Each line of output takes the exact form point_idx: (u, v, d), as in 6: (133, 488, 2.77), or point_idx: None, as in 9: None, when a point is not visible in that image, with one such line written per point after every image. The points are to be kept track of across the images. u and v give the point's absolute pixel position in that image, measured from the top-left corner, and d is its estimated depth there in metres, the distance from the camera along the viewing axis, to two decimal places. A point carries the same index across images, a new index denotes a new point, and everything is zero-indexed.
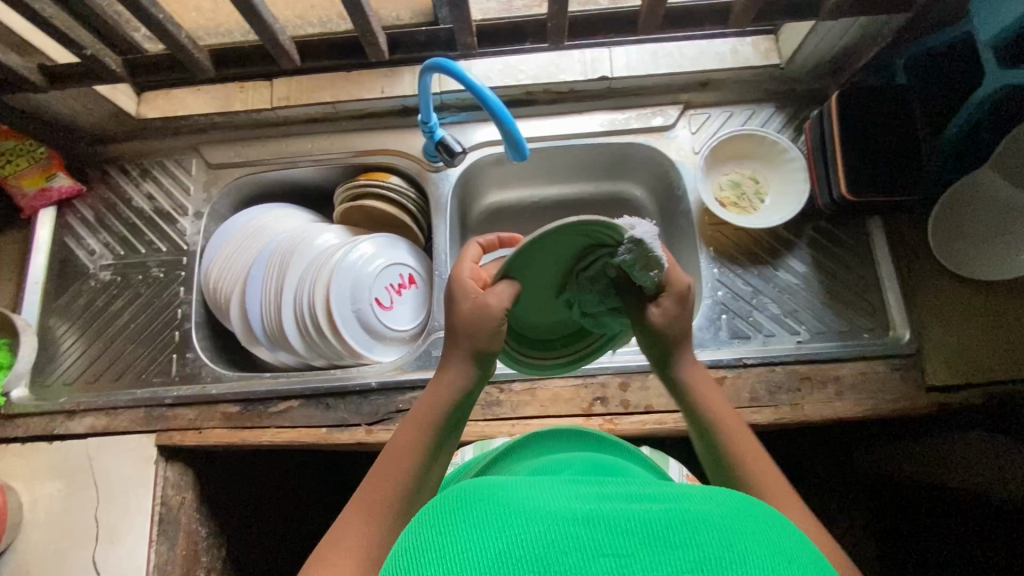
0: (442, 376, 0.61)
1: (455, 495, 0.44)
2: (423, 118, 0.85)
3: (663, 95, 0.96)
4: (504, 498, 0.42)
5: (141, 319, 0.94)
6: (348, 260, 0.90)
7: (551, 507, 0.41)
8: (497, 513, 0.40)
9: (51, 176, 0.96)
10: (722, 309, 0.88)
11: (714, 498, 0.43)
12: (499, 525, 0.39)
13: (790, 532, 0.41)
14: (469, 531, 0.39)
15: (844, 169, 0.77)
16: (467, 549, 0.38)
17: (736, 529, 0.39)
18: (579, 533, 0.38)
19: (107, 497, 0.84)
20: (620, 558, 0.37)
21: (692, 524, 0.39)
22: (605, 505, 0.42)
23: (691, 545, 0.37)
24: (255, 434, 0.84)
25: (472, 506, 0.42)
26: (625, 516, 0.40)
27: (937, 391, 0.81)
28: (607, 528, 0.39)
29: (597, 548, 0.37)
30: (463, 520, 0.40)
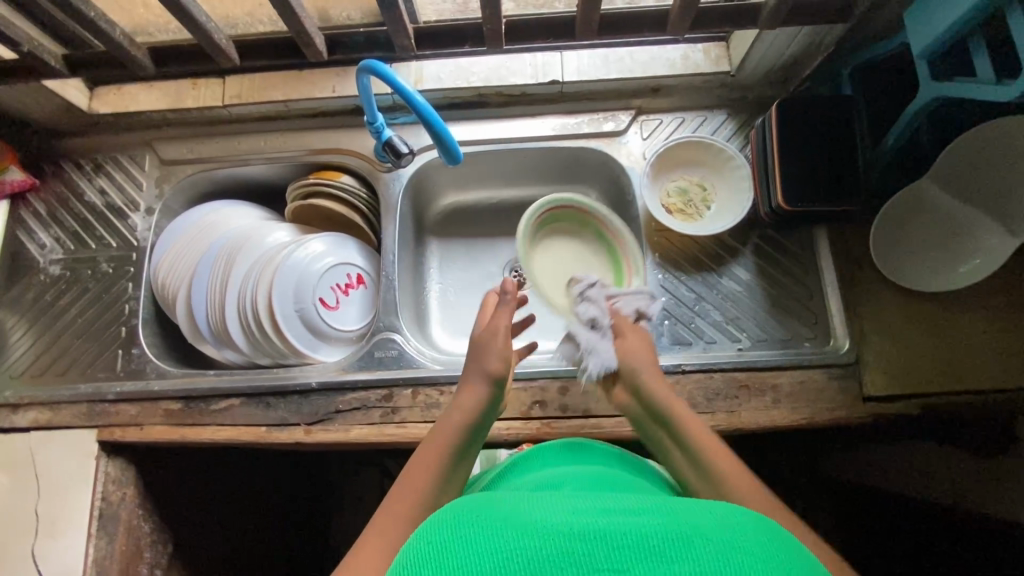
0: (465, 396, 0.68)
1: (455, 508, 0.45)
2: (369, 118, 0.85)
3: (615, 100, 0.96)
4: (498, 513, 0.43)
5: (89, 315, 0.94)
6: (294, 258, 0.90)
7: (547, 520, 0.41)
8: (494, 528, 0.41)
9: (4, 169, 0.95)
10: (665, 315, 0.88)
11: (716, 513, 0.44)
12: (498, 540, 0.40)
13: (788, 543, 0.42)
14: (467, 548, 0.40)
15: (781, 179, 0.76)
16: (465, 565, 0.38)
17: (734, 544, 0.40)
18: (575, 548, 0.39)
19: (47, 492, 0.84)
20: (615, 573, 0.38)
21: (689, 539, 0.39)
22: (606, 517, 0.42)
23: (687, 559, 0.38)
24: (195, 432, 0.85)
25: (469, 522, 0.42)
26: (623, 529, 0.40)
27: (874, 402, 0.82)
28: (603, 541, 0.39)
29: (593, 563, 0.38)
30: (460, 536, 0.41)
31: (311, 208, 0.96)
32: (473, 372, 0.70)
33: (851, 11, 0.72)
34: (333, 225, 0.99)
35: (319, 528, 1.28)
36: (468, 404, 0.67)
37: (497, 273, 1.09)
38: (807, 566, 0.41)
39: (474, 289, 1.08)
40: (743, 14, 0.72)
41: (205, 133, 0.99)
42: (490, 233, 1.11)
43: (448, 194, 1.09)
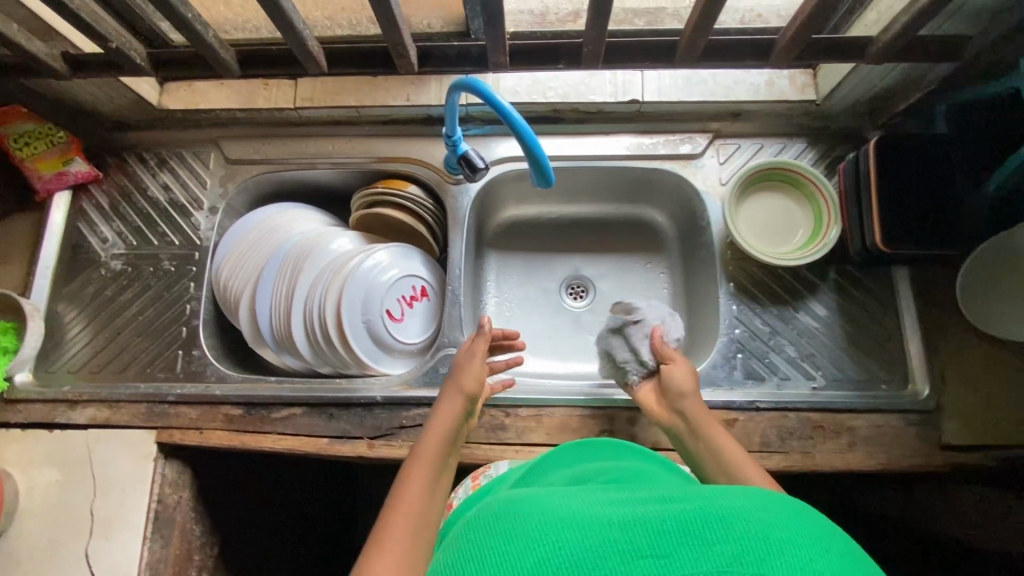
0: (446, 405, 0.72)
1: (486, 517, 0.44)
2: (447, 132, 0.83)
3: (693, 122, 0.94)
4: (531, 512, 0.42)
5: (149, 313, 0.93)
6: (362, 268, 0.89)
7: (579, 514, 0.41)
8: (529, 528, 0.40)
9: (69, 160, 0.94)
10: (738, 348, 0.86)
11: (743, 491, 0.43)
12: (532, 534, 0.39)
13: (826, 526, 0.40)
14: (504, 548, 0.39)
15: (878, 217, 0.75)
16: (503, 558, 0.38)
17: (772, 519, 0.39)
18: (613, 537, 0.38)
19: (103, 491, 0.83)
20: (659, 559, 0.36)
21: (726, 517, 0.38)
22: (637, 507, 0.41)
23: (728, 539, 0.37)
24: (256, 440, 0.84)
25: (499, 523, 0.42)
26: (661, 515, 0.39)
27: (952, 450, 0.80)
28: (643, 526, 0.38)
29: (634, 550, 0.37)
30: (496, 537, 0.40)
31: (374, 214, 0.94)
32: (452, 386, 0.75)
33: (966, 49, 0.70)
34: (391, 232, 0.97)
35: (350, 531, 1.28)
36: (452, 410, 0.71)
37: (554, 289, 1.07)
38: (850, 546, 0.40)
39: (531, 306, 1.06)
40: (853, 47, 0.70)
41: (272, 134, 0.98)
42: (549, 248, 1.09)
43: (509, 207, 1.08)
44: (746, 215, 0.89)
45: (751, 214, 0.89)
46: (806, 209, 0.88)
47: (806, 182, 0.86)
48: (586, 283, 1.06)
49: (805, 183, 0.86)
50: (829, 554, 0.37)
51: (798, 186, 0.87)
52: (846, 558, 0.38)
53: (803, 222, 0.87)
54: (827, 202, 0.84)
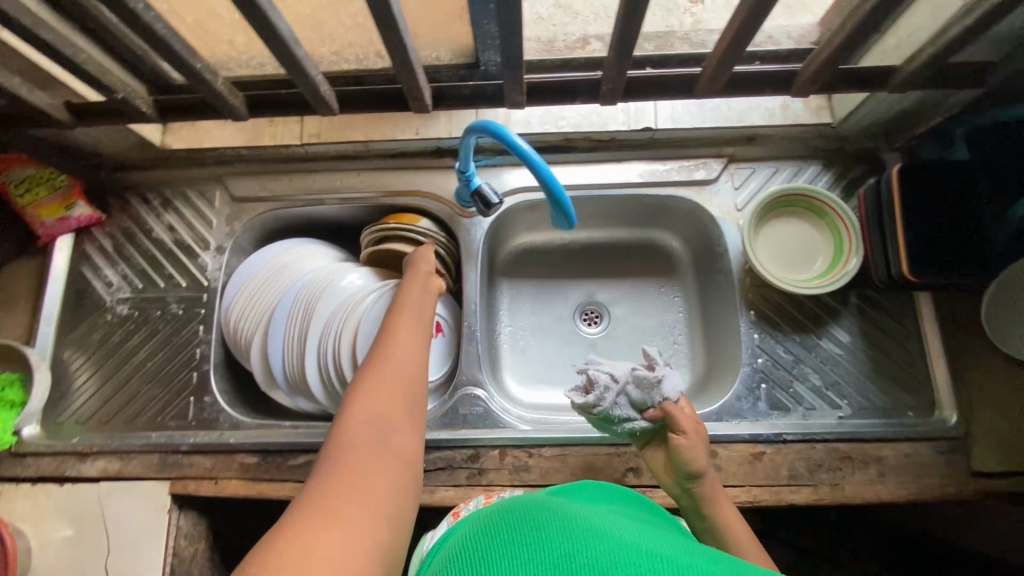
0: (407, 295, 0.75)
1: (531, 506, 0.47)
2: (461, 167, 0.82)
3: (707, 147, 0.92)
4: (572, 521, 0.43)
5: (158, 358, 0.91)
6: (376, 307, 0.87)
7: (614, 533, 0.43)
8: (566, 528, 0.42)
9: (71, 204, 0.92)
10: (761, 378, 0.85)
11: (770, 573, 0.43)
12: (565, 538, 0.41)
13: None
14: (538, 536, 0.42)
15: (905, 245, 0.74)
16: (527, 553, 0.40)
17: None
18: (639, 559, 0.39)
19: (118, 546, 0.81)
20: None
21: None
22: (667, 547, 0.43)
23: None
24: (274, 488, 0.82)
25: (535, 523, 0.44)
26: (689, 561, 0.40)
27: (983, 477, 0.78)
28: (670, 563, 0.39)
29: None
30: (532, 526, 0.43)
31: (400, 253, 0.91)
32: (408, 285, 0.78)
33: (990, 76, 0.69)
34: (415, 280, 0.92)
35: None
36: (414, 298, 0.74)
37: (568, 316, 1.05)
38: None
39: (545, 335, 1.04)
40: (875, 77, 0.69)
41: (278, 170, 0.96)
42: (561, 274, 1.07)
43: (520, 235, 1.06)
44: (765, 240, 0.88)
45: (770, 238, 0.88)
46: (824, 233, 0.86)
47: (828, 209, 0.84)
48: (600, 309, 1.05)
49: (827, 210, 0.84)
50: None
51: (818, 211, 0.86)
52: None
53: (824, 248, 0.86)
54: (851, 230, 0.82)
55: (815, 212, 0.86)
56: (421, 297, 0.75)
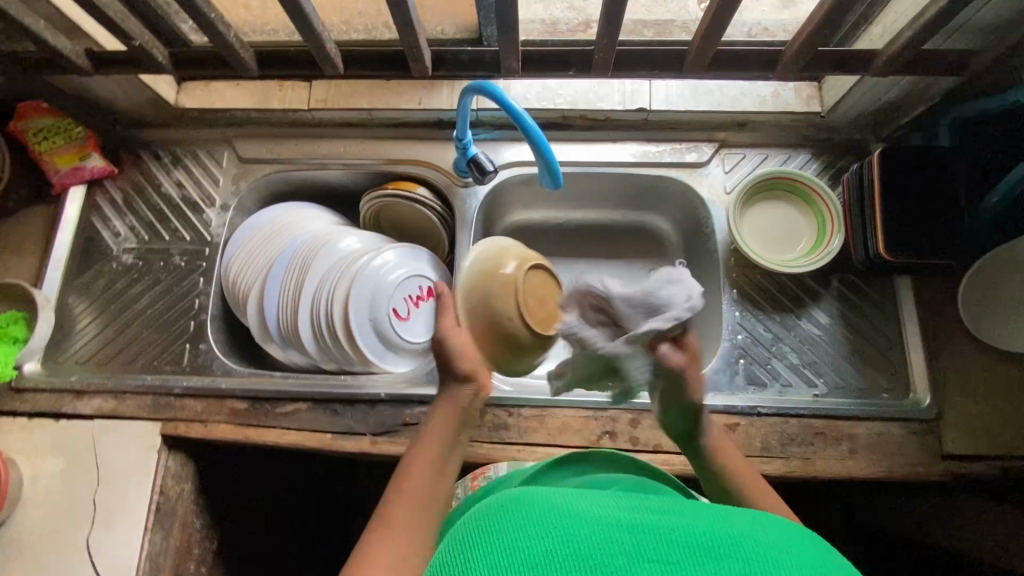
0: (433, 428, 0.61)
1: (502, 499, 0.46)
2: (458, 135, 0.85)
3: (700, 132, 0.95)
4: (544, 504, 0.43)
5: (158, 306, 0.94)
6: (369, 267, 0.90)
7: (588, 512, 0.42)
8: (537, 517, 0.42)
9: (86, 155, 0.96)
10: (740, 354, 0.87)
11: (751, 515, 0.45)
12: (545, 527, 0.41)
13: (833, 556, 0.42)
14: (515, 536, 0.40)
15: (882, 225, 0.76)
16: (509, 555, 0.39)
17: (780, 546, 0.40)
18: (619, 538, 0.40)
19: (107, 481, 0.84)
20: (665, 564, 0.38)
21: (732, 538, 0.40)
22: (643, 514, 0.43)
23: (736, 557, 0.38)
24: (260, 433, 0.84)
25: (511, 512, 0.43)
26: (668, 526, 0.41)
27: (954, 460, 0.80)
28: (650, 533, 0.40)
29: (641, 552, 0.38)
30: (507, 522, 0.42)
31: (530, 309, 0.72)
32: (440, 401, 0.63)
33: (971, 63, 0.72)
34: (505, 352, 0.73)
35: None
36: (443, 431, 0.61)
37: None
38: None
39: None
40: (859, 60, 0.71)
41: (285, 135, 1.00)
42: (555, 253, 1.09)
43: (515, 212, 1.07)
44: (750, 222, 0.91)
45: (754, 219, 0.90)
46: (808, 218, 0.89)
47: (814, 192, 0.87)
48: None
49: (813, 194, 0.87)
50: None
51: (803, 195, 0.88)
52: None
53: (807, 231, 0.89)
54: (834, 214, 0.85)
55: (801, 195, 0.89)
56: (455, 431, 0.61)
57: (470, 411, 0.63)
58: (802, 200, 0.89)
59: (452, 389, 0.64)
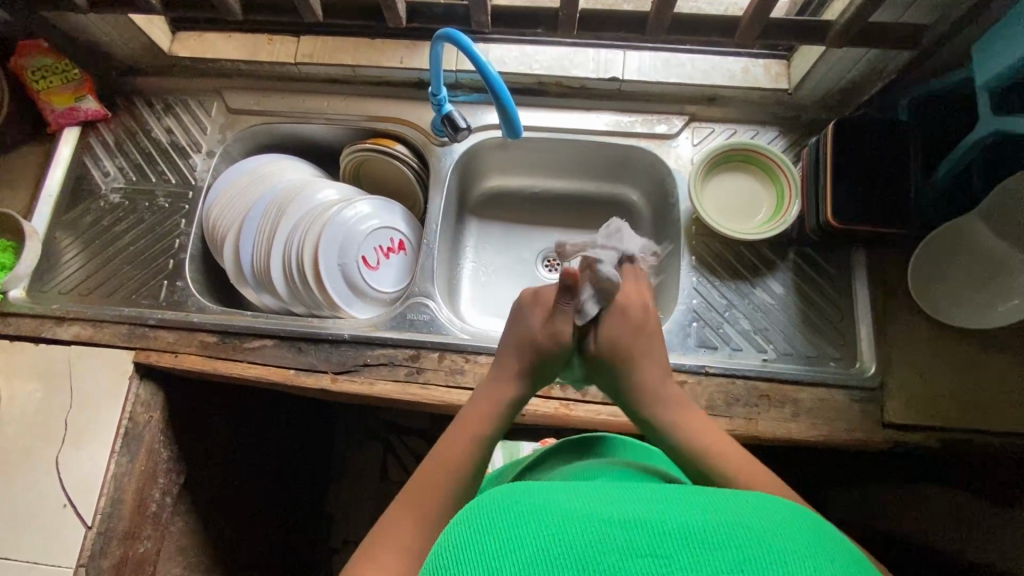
0: (474, 412, 0.66)
1: (494, 496, 0.43)
2: (432, 91, 0.89)
3: (671, 105, 0.98)
4: (531, 501, 0.41)
5: (141, 243, 0.98)
6: (343, 216, 0.94)
7: (579, 509, 0.40)
8: (525, 516, 0.39)
9: (81, 97, 0.99)
10: (694, 317, 0.89)
11: (748, 500, 0.42)
12: (533, 526, 0.38)
13: (835, 541, 0.40)
14: (503, 536, 0.38)
15: (832, 194, 0.79)
16: (499, 556, 0.37)
17: (773, 529, 0.38)
18: (611, 536, 0.37)
19: (79, 404, 0.87)
20: (658, 559, 0.36)
21: (723, 525, 0.38)
22: (635, 506, 0.40)
23: (732, 546, 0.36)
24: (227, 366, 0.88)
25: (498, 509, 0.40)
26: (660, 518, 0.38)
27: (894, 429, 0.82)
28: (643, 528, 0.38)
29: (634, 548, 0.36)
30: (494, 521, 0.40)
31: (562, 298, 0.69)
32: (481, 397, 0.68)
33: (923, 39, 0.74)
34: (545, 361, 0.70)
35: (315, 487, 1.34)
36: (478, 425, 0.65)
37: (530, 259, 1.10)
38: (855, 560, 0.39)
39: (506, 273, 1.09)
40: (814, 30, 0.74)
41: (273, 88, 1.04)
42: (529, 220, 1.12)
43: (493, 177, 1.11)
44: (712, 191, 0.93)
45: (715, 189, 0.93)
46: (768, 190, 0.91)
47: (774, 163, 0.90)
48: None
49: (772, 164, 0.90)
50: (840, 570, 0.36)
51: (763, 167, 0.91)
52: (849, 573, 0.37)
53: (767, 201, 0.91)
54: (793, 184, 0.88)
55: (760, 167, 0.92)
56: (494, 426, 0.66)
57: (507, 410, 0.68)
58: (761, 172, 0.92)
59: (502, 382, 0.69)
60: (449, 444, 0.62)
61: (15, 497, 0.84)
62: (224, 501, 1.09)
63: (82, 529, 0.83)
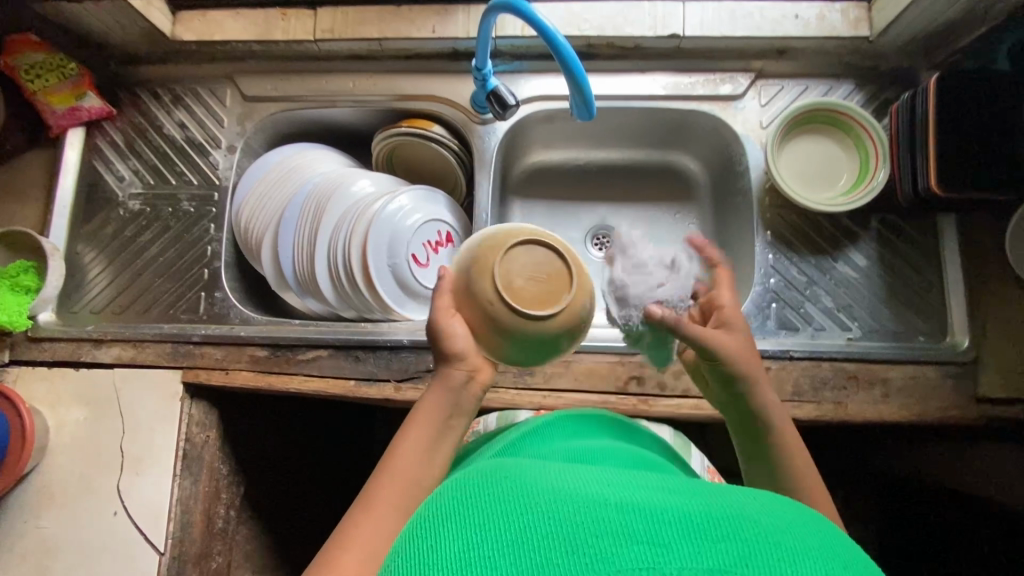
0: (423, 408, 0.55)
1: (480, 477, 0.39)
2: (477, 65, 0.80)
3: (735, 61, 0.89)
4: (522, 481, 0.37)
5: (170, 254, 0.91)
6: (385, 211, 0.87)
7: (573, 489, 0.35)
8: (514, 494, 0.35)
9: (82, 94, 0.91)
10: (773, 297, 0.84)
11: (764, 498, 0.37)
12: (515, 508, 0.34)
13: (857, 550, 0.34)
14: (480, 517, 0.34)
15: (934, 159, 0.72)
16: (474, 538, 0.33)
17: (787, 529, 0.33)
18: (605, 518, 0.32)
19: (133, 429, 0.83)
20: (655, 547, 0.31)
21: (734, 517, 0.33)
22: (637, 490, 0.36)
23: (736, 538, 0.31)
24: (282, 380, 0.83)
25: (481, 492, 0.37)
26: (660, 505, 0.33)
27: (989, 403, 0.77)
28: (639, 511, 0.33)
29: (628, 533, 0.31)
30: (478, 501, 0.36)
31: (515, 290, 0.51)
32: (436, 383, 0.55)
33: None
34: (548, 351, 0.55)
35: None
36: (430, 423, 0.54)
37: (579, 239, 1.02)
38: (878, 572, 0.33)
39: None
40: None
41: (291, 70, 0.94)
42: (575, 196, 1.04)
43: (535, 151, 1.02)
44: (790, 157, 0.86)
45: (792, 155, 0.86)
46: (851, 154, 0.84)
47: (868, 125, 0.81)
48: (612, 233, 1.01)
49: (865, 128, 0.81)
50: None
51: (847, 129, 0.84)
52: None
53: (850, 167, 0.85)
54: (886, 147, 0.80)
55: (851, 131, 0.83)
56: (444, 415, 0.54)
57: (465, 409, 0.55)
58: (850, 137, 0.84)
59: (446, 372, 0.55)
60: (404, 437, 0.53)
61: (81, 529, 0.81)
62: (284, 506, 1.07)
63: (154, 556, 0.80)
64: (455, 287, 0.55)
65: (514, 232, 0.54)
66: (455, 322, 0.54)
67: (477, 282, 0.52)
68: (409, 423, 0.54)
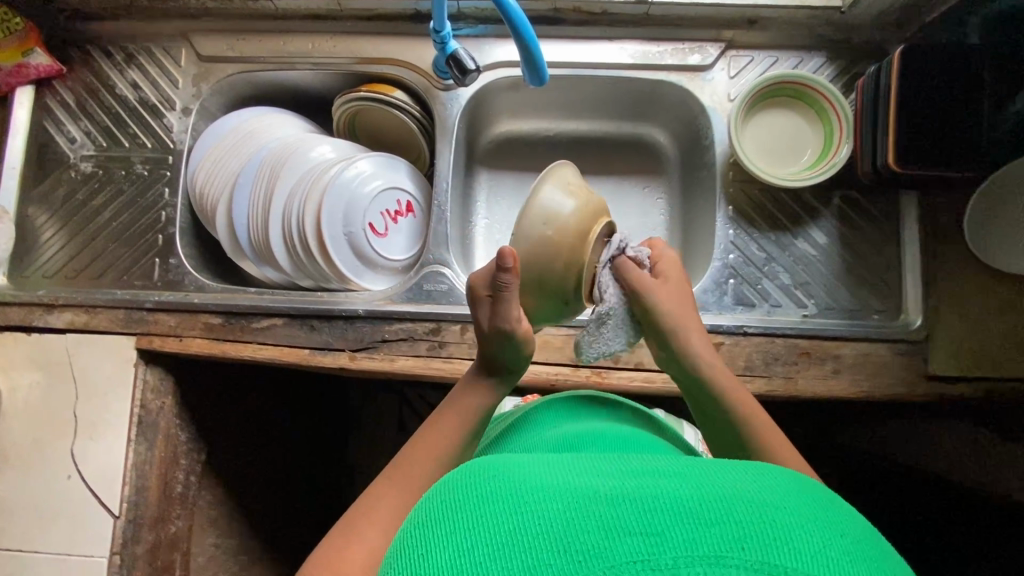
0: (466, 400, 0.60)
1: (462, 474, 0.36)
2: (435, 27, 0.77)
3: (704, 30, 0.86)
4: (504, 475, 0.34)
5: (125, 218, 0.90)
6: (342, 177, 0.85)
7: (560, 482, 0.32)
8: (499, 490, 0.32)
9: (29, 51, 0.87)
10: (730, 274, 0.84)
11: (755, 470, 0.35)
12: (499, 506, 0.31)
13: (852, 517, 0.33)
14: (465, 520, 0.31)
15: (892, 139, 0.72)
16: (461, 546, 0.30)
17: (778, 502, 0.31)
18: (595, 513, 0.30)
19: (86, 394, 0.83)
20: (649, 537, 0.28)
21: (725, 497, 0.30)
22: (626, 475, 0.33)
23: (732, 520, 0.29)
24: (236, 348, 0.83)
25: (463, 490, 0.34)
26: (649, 491, 0.31)
27: (939, 381, 0.78)
28: (629, 500, 0.30)
29: (618, 526, 0.29)
30: (461, 501, 0.33)
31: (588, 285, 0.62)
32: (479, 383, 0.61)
33: None
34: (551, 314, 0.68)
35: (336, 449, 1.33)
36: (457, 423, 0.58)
37: None
38: (867, 535, 0.32)
39: None
40: None
41: (248, 30, 0.91)
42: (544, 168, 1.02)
43: (502, 121, 1.00)
44: (756, 132, 0.85)
45: (756, 129, 0.85)
46: (816, 130, 0.83)
47: (835, 100, 0.79)
48: None
49: (833, 102, 0.80)
50: (847, 542, 0.30)
51: (813, 104, 0.82)
52: (862, 550, 0.29)
53: (814, 142, 0.84)
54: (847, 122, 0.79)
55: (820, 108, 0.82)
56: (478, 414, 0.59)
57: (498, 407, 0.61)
58: (820, 113, 0.82)
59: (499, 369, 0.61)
60: (431, 432, 0.57)
61: (36, 492, 0.82)
62: (248, 474, 1.08)
63: (110, 519, 0.81)
64: (528, 277, 0.58)
65: (586, 225, 0.58)
66: (525, 324, 0.58)
67: (560, 277, 0.58)
68: (446, 409, 0.59)
